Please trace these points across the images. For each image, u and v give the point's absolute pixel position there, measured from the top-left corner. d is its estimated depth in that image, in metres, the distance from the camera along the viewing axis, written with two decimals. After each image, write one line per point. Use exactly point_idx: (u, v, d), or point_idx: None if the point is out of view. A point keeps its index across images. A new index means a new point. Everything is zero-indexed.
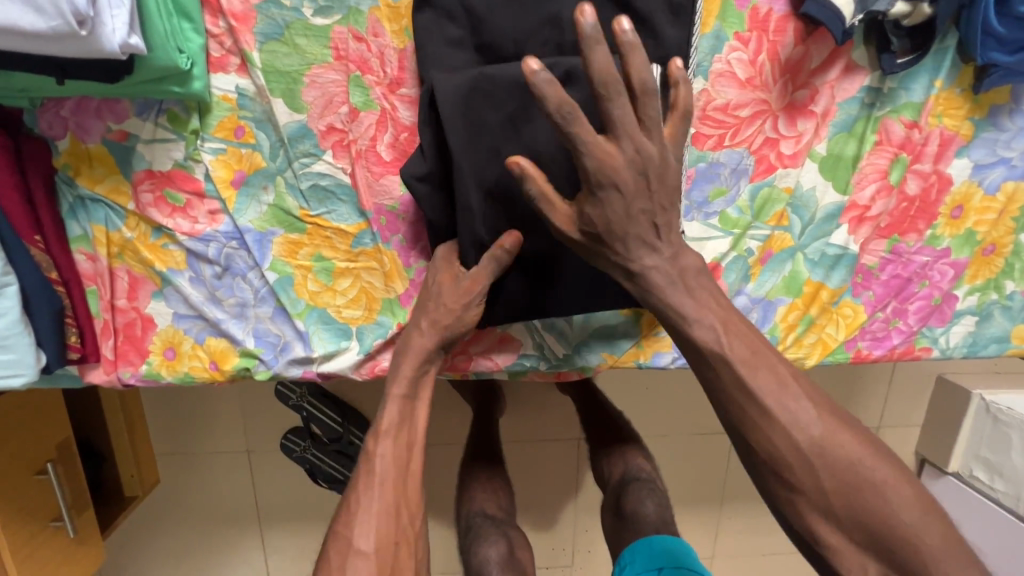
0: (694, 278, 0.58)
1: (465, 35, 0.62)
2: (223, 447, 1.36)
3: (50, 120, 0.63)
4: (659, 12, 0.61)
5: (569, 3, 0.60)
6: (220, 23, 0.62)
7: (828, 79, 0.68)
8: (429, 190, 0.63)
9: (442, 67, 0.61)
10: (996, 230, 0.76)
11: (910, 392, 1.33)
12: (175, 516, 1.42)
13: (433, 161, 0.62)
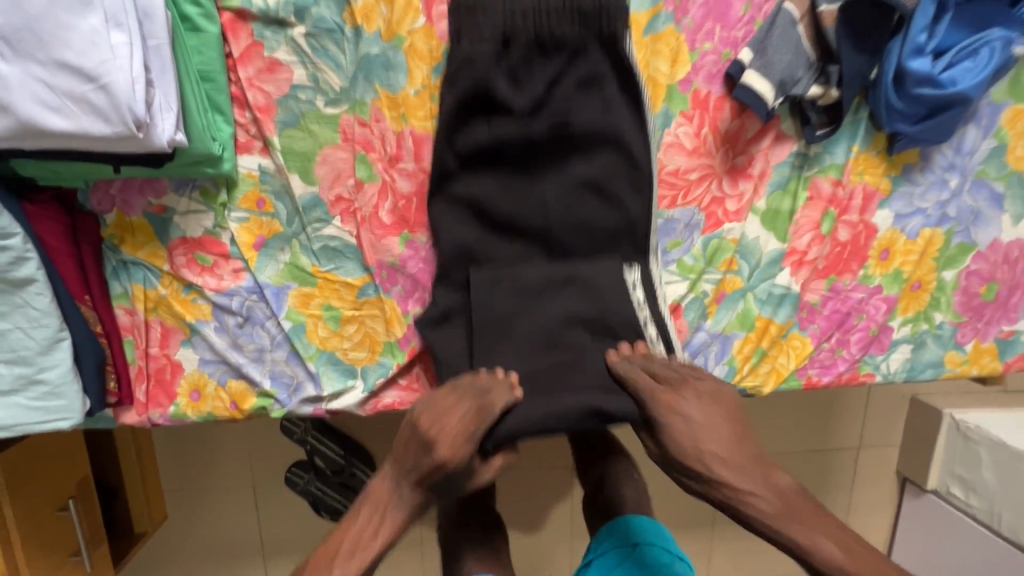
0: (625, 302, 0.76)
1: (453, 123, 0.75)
2: (229, 481, 1.43)
3: (100, 197, 0.74)
4: None
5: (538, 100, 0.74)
6: (246, 114, 0.74)
7: (762, 147, 0.79)
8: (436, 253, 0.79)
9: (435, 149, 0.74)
10: (920, 268, 0.87)
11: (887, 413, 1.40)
12: (183, 550, 1.48)
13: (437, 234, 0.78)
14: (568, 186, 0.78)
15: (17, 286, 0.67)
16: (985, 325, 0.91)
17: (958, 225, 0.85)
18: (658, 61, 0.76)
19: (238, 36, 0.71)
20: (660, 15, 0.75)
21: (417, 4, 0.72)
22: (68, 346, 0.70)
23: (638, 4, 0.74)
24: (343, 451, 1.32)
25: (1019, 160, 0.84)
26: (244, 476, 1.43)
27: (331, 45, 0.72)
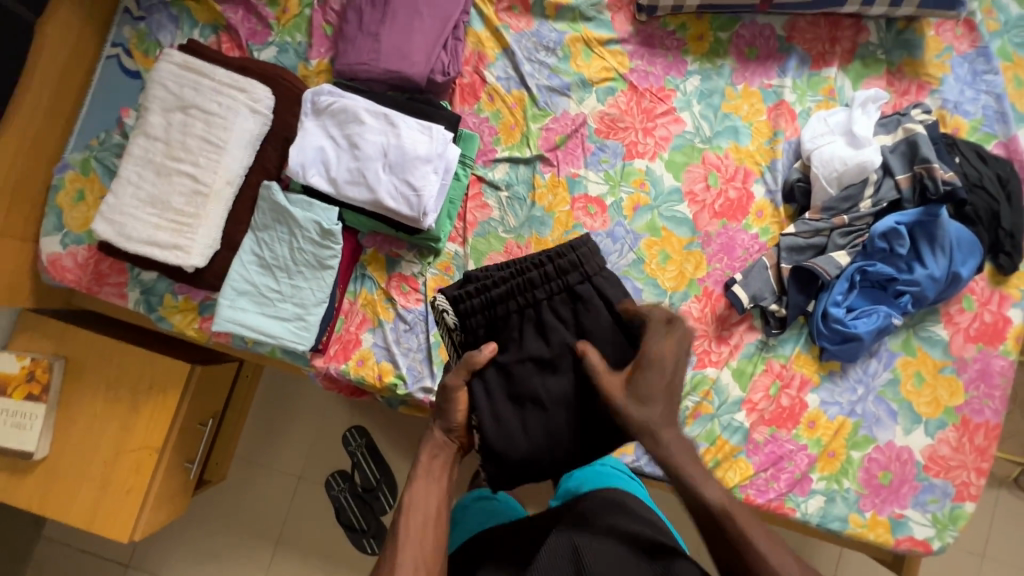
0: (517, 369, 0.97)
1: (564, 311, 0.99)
2: (286, 467, 1.99)
3: (369, 239, 1.35)
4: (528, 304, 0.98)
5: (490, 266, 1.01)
6: (461, 223, 1.36)
7: (740, 330, 1.31)
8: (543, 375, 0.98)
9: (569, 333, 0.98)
10: (835, 442, 1.29)
11: None
12: (225, 508, 1.99)
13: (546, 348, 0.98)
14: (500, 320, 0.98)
15: (324, 265, 1.23)
16: (881, 502, 1.28)
17: (863, 421, 1.29)
18: (688, 266, 1.33)
19: (473, 188, 1.37)
20: (693, 242, 1.34)
21: (568, 199, 1.36)
22: (326, 305, 1.25)
23: (684, 233, 1.35)
24: (379, 475, 1.92)
25: (909, 392, 1.30)
26: (295, 467, 1.99)
27: (517, 205, 1.36)
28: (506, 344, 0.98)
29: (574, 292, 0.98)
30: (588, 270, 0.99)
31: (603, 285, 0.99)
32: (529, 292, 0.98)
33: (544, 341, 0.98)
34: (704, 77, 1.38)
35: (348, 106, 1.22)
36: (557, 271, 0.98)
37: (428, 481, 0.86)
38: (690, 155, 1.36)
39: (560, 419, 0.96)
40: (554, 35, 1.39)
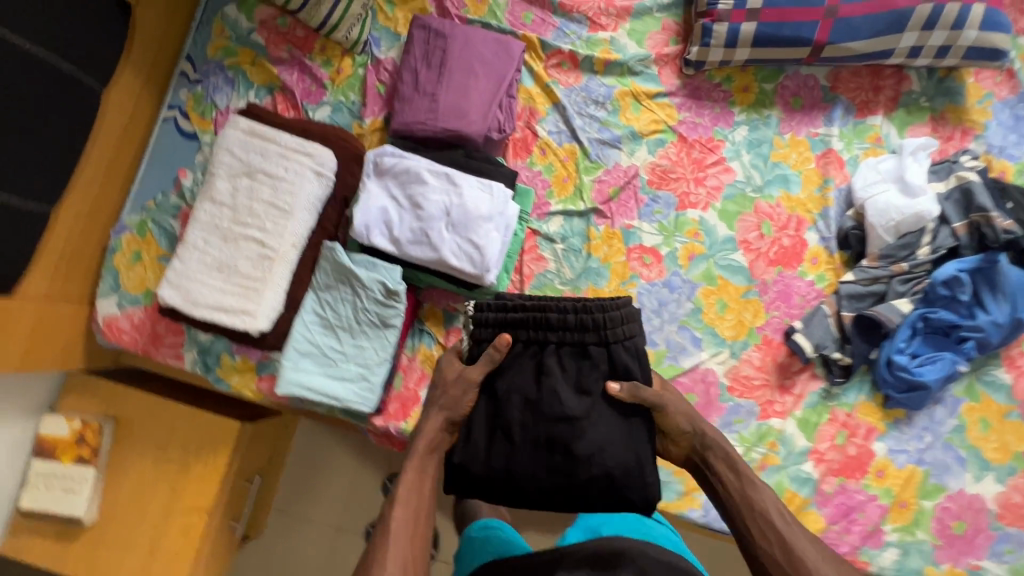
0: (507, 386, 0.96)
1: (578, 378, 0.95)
2: (325, 519, 1.95)
3: (425, 293, 1.35)
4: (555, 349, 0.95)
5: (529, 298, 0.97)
6: (517, 276, 1.37)
7: (803, 378, 1.30)
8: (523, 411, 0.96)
9: (567, 395, 0.94)
10: (906, 491, 1.27)
11: None
12: (263, 563, 1.94)
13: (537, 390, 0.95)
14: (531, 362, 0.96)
15: (387, 324, 1.23)
16: (957, 553, 1.25)
17: (933, 469, 1.27)
18: (746, 314, 1.34)
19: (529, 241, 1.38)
20: (751, 291, 1.34)
21: (623, 250, 1.36)
22: (388, 365, 1.24)
23: (741, 281, 1.35)
24: None
25: (976, 439, 1.29)
26: (335, 520, 1.95)
27: (573, 257, 1.37)
28: (506, 365, 0.97)
29: (584, 349, 0.95)
30: (608, 334, 0.94)
31: (619, 356, 0.94)
32: (542, 332, 0.95)
33: (537, 381, 0.96)
34: (752, 127, 1.40)
35: (411, 167, 1.23)
36: (578, 323, 0.94)
37: (412, 485, 0.95)
38: (742, 204, 1.38)
39: (514, 468, 0.94)
40: (603, 89, 1.42)
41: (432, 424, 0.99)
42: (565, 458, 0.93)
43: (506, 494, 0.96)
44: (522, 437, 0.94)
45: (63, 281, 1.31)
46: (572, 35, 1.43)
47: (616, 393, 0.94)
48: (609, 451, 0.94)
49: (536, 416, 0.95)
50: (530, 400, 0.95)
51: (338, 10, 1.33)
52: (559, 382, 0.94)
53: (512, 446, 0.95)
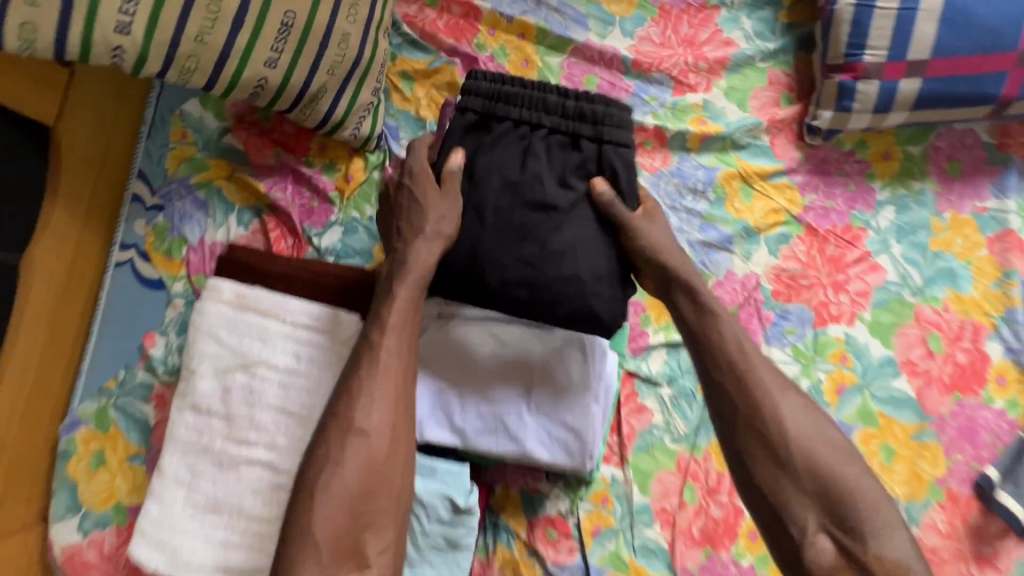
0: (485, 217, 0.84)
1: (585, 159, 0.86)
2: None
3: (496, 472, 0.98)
4: (547, 125, 0.86)
5: (512, 91, 0.86)
6: (614, 437, 1.03)
7: (1007, 545, 0.98)
8: (502, 186, 0.84)
9: (539, 184, 0.83)
10: None
11: None
12: None
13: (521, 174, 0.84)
14: (517, 145, 0.86)
15: (456, 546, 0.85)
16: None
17: None
18: (924, 462, 1.01)
19: (624, 386, 1.05)
20: (925, 430, 1.02)
21: None
22: None
23: (908, 417, 1.02)
24: None
25: None
26: None
27: (684, 403, 1.04)
28: (490, 144, 0.86)
29: (576, 144, 0.87)
30: (606, 130, 0.86)
31: (609, 158, 0.86)
32: (535, 115, 0.86)
33: (520, 165, 0.85)
34: (900, 206, 1.07)
35: (469, 329, 0.89)
36: (575, 113, 0.86)
37: (393, 339, 0.76)
38: (900, 312, 1.04)
39: (484, 242, 0.83)
40: (701, 173, 1.07)
41: (424, 256, 0.81)
42: (540, 250, 0.82)
43: (471, 290, 0.85)
44: (480, 223, 0.83)
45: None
46: (652, 101, 1.08)
47: (600, 208, 0.86)
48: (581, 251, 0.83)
49: (507, 179, 0.84)
50: (506, 167, 0.85)
51: (345, 99, 0.96)
52: (547, 169, 0.85)
53: (482, 230, 0.83)
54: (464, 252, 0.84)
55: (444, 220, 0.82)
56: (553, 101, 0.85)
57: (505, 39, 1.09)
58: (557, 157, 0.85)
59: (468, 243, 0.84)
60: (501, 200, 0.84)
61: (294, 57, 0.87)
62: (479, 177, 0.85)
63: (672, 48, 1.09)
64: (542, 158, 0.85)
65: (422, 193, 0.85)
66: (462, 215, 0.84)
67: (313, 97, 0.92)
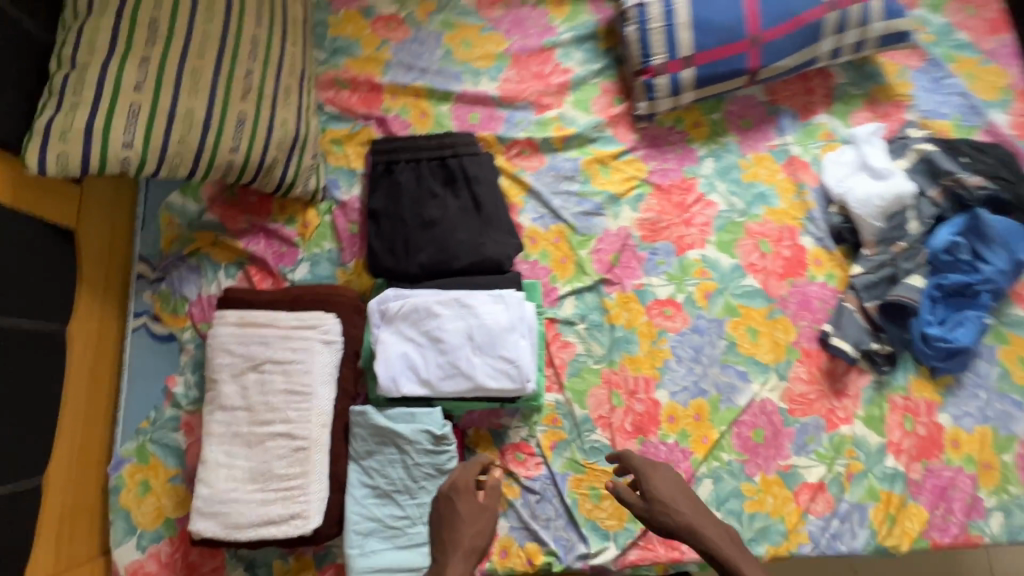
0: (434, 219, 1.24)
1: (456, 175, 1.27)
2: None
3: (468, 420, 1.27)
4: (426, 159, 1.27)
5: (395, 144, 1.28)
6: (551, 371, 1.32)
7: (851, 377, 1.32)
8: (407, 204, 1.25)
9: (431, 197, 1.25)
10: (984, 453, 1.29)
11: None
12: None
13: (415, 195, 1.25)
14: (410, 176, 1.26)
15: (444, 471, 1.15)
16: None
17: (999, 423, 1.31)
18: (778, 332, 1.35)
19: (549, 331, 1.35)
20: (774, 310, 1.36)
21: (642, 310, 1.36)
22: None
23: (760, 304, 1.36)
24: None
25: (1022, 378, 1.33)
26: None
27: (597, 332, 1.34)
28: (396, 177, 1.26)
29: (446, 163, 1.27)
30: (462, 148, 1.27)
31: (468, 166, 1.27)
32: (415, 154, 1.27)
33: (414, 189, 1.26)
34: (716, 157, 1.45)
35: (420, 306, 1.18)
36: (439, 146, 1.27)
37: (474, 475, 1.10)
38: (735, 230, 1.41)
39: (409, 241, 1.24)
40: (569, 164, 1.43)
41: (423, 250, 1.24)
42: (438, 242, 1.24)
43: (404, 279, 1.26)
44: (413, 230, 1.24)
45: (70, 544, 1.14)
46: (521, 122, 1.45)
47: (473, 195, 1.26)
48: (463, 238, 1.25)
49: (412, 199, 1.25)
50: (406, 190, 1.26)
51: (292, 165, 1.27)
52: (431, 182, 1.26)
53: (401, 235, 1.24)
54: (421, 247, 1.24)
55: (401, 224, 1.25)
56: (424, 140, 1.28)
57: (404, 101, 1.46)
58: (438, 175, 1.27)
59: (420, 234, 1.24)
60: (408, 213, 1.24)
61: (250, 141, 1.20)
62: (391, 201, 1.25)
63: (527, 83, 1.48)
64: (426, 178, 1.26)
65: (378, 215, 1.26)
66: (414, 214, 1.24)
67: (268, 167, 1.24)
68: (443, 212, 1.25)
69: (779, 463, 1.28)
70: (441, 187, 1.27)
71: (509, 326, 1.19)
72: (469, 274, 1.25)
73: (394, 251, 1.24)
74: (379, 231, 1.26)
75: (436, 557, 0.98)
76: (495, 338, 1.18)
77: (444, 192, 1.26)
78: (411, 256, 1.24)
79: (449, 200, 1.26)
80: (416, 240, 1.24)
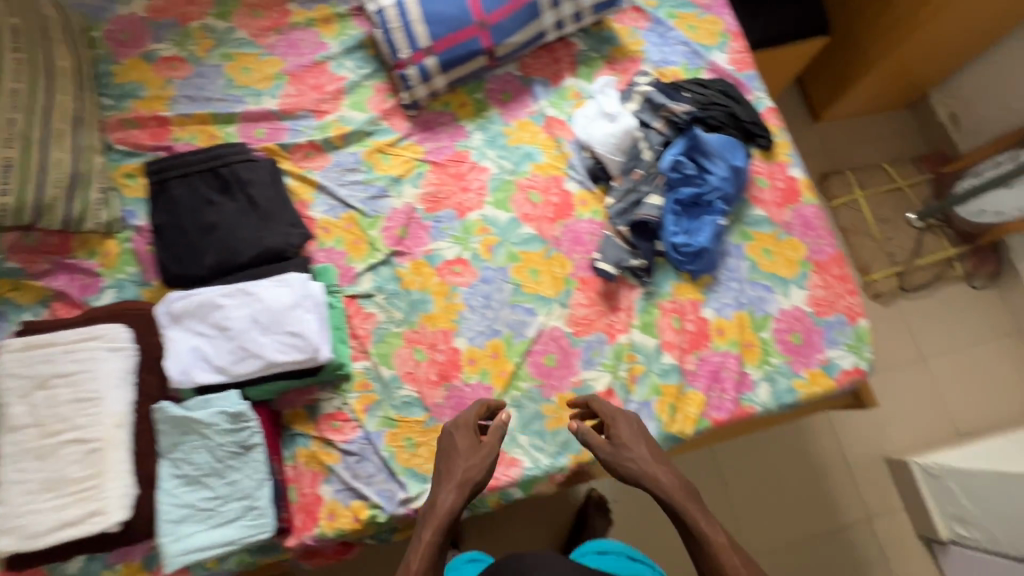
0: (213, 222, 1.36)
1: (229, 181, 1.40)
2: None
3: (282, 401, 1.37)
4: (200, 172, 1.40)
5: (167, 164, 1.40)
6: (356, 342, 1.43)
7: (623, 294, 1.49)
8: (186, 214, 1.36)
9: (208, 204, 1.38)
10: (745, 335, 1.47)
11: (874, 476, 2.11)
12: None
13: (192, 204, 1.37)
14: (185, 189, 1.38)
15: (249, 447, 1.24)
16: (807, 358, 1.46)
17: (754, 307, 1.50)
18: (555, 267, 1.51)
19: (351, 307, 1.46)
20: (550, 249, 1.52)
21: (434, 272, 1.50)
22: (270, 483, 1.24)
23: (537, 247, 1.53)
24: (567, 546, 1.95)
25: (768, 266, 1.54)
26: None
27: (395, 298, 1.47)
28: (172, 192, 1.38)
29: (217, 172, 1.40)
30: (230, 157, 1.42)
31: (237, 171, 1.40)
32: (187, 169, 1.40)
33: (190, 200, 1.38)
34: (483, 129, 1.64)
35: (205, 301, 1.28)
36: (209, 159, 1.41)
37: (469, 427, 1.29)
38: (507, 188, 1.58)
39: (193, 246, 1.35)
40: (352, 158, 1.59)
41: (207, 251, 1.35)
42: (220, 242, 1.36)
43: (194, 282, 1.35)
44: (194, 236, 1.36)
45: None
46: (304, 129, 1.60)
47: (247, 196, 1.40)
48: (243, 235, 1.37)
49: (190, 209, 1.37)
50: (183, 202, 1.37)
51: (76, 202, 1.40)
52: (206, 191, 1.39)
53: (184, 242, 1.35)
54: (204, 249, 1.35)
55: (181, 233, 1.36)
56: (194, 155, 1.41)
57: (193, 128, 1.59)
58: (211, 184, 1.40)
59: (202, 238, 1.36)
60: (188, 222, 1.36)
61: (21, 183, 1.35)
62: (171, 214, 1.37)
63: (306, 94, 1.64)
64: (200, 188, 1.38)
65: (160, 229, 1.36)
66: (194, 221, 1.36)
67: (46, 205, 1.37)
68: (221, 215, 1.37)
69: (571, 380, 1.42)
70: (217, 193, 1.39)
71: (294, 304, 1.31)
72: (253, 266, 1.37)
73: (180, 258, 1.35)
74: (163, 243, 1.36)
75: (437, 477, 1.21)
76: (281, 317, 1.29)
77: (220, 197, 1.39)
78: (197, 259, 1.35)
79: (225, 203, 1.38)
80: (199, 244, 1.35)
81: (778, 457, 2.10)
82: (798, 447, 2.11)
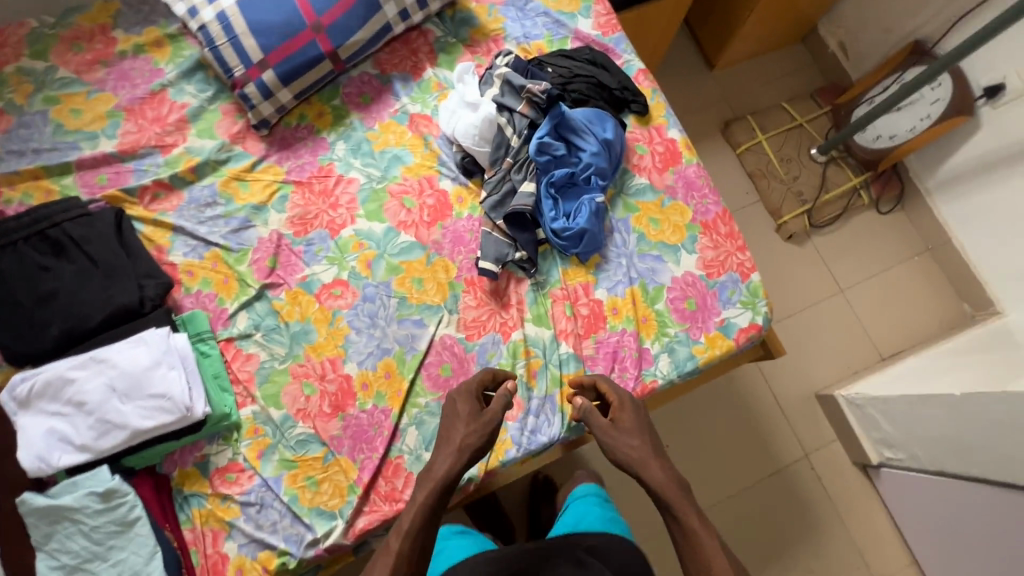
0: (50, 288, 1.26)
1: (62, 241, 1.30)
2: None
3: (169, 463, 1.30)
4: (27, 236, 1.29)
5: None
6: (240, 387, 1.36)
7: (512, 289, 1.45)
8: (16, 284, 1.25)
9: (41, 269, 1.27)
10: (639, 310, 1.44)
11: (805, 414, 2.16)
12: None
13: (21, 273, 1.26)
14: (11, 258, 1.27)
15: (129, 522, 1.16)
16: (704, 322, 1.45)
17: (645, 279, 1.47)
18: (439, 272, 1.45)
19: (230, 350, 1.38)
20: (431, 254, 1.46)
21: (312, 299, 1.42)
22: (160, 554, 1.17)
23: (418, 254, 1.46)
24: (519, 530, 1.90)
25: (656, 236, 1.51)
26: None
27: (275, 334, 1.40)
28: None
29: (47, 234, 1.30)
30: (59, 215, 1.31)
31: (70, 229, 1.31)
32: (11, 236, 1.28)
33: (19, 268, 1.27)
34: (345, 138, 1.54)
35: (52, 377, 1.19)
36: (34, 221, 1.30)
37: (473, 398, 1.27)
38: (378, 197, 1.49)
39: (33, 318, 1.24)
40: (207, 191, 1.48)
41: (49, 320, 1.25)
42: (61, 308, 1.25)
43: (43, 356, 1.25)
44: (30, 306, 1.25)
45: None
46: (150, 168, 1.48)
47: (85, 253, 1.30)
48: (86, 295, 1.27)
49: (20, 278, 1.26)
50: (11, 272, 1.26)
51: None
52: (38, 256, 1.28)
53: (20, 315, 1.24)
54: (46, 319, 1.25)
55: (15, 305, 1.24)
56: (16, 220, 1.29)
57: (24, 186, 1.45)
58: (44, 247, 1.29)
59: (42, 307, 1.25)
60: (20, 292, 1.25)
61: None
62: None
63: (146, 129, 1.51)
64: (30, 254, 1.27)
65: None
66: (28, 291, 1.25)
67: None
68: (59, 279, 1.27)
69: None
70: (52, 256, 1.29)
71: (155, 362, 1.22)
72: (106, 327, 1.27)
73: (20, 333, 1.24)
74: None
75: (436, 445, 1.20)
76: (142, 378, 1.21)
77: (56, 260, 1.29)
78: (39, 331, 1.24)
79: (61, 265, 1.28)
80: (37, 315, 1.25)
81: (715, 411, 2.13)
82: (734, 396, 2.15)
